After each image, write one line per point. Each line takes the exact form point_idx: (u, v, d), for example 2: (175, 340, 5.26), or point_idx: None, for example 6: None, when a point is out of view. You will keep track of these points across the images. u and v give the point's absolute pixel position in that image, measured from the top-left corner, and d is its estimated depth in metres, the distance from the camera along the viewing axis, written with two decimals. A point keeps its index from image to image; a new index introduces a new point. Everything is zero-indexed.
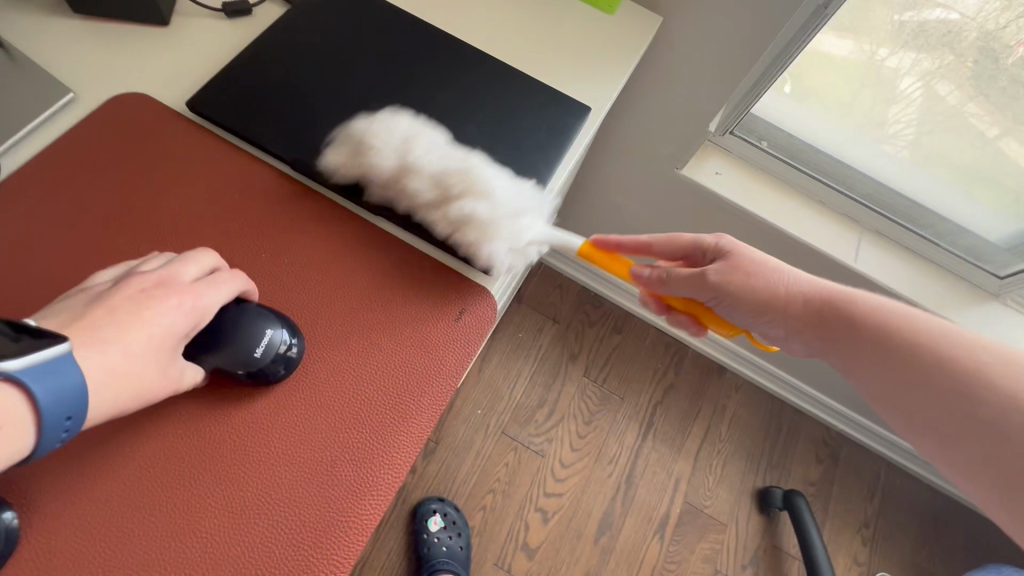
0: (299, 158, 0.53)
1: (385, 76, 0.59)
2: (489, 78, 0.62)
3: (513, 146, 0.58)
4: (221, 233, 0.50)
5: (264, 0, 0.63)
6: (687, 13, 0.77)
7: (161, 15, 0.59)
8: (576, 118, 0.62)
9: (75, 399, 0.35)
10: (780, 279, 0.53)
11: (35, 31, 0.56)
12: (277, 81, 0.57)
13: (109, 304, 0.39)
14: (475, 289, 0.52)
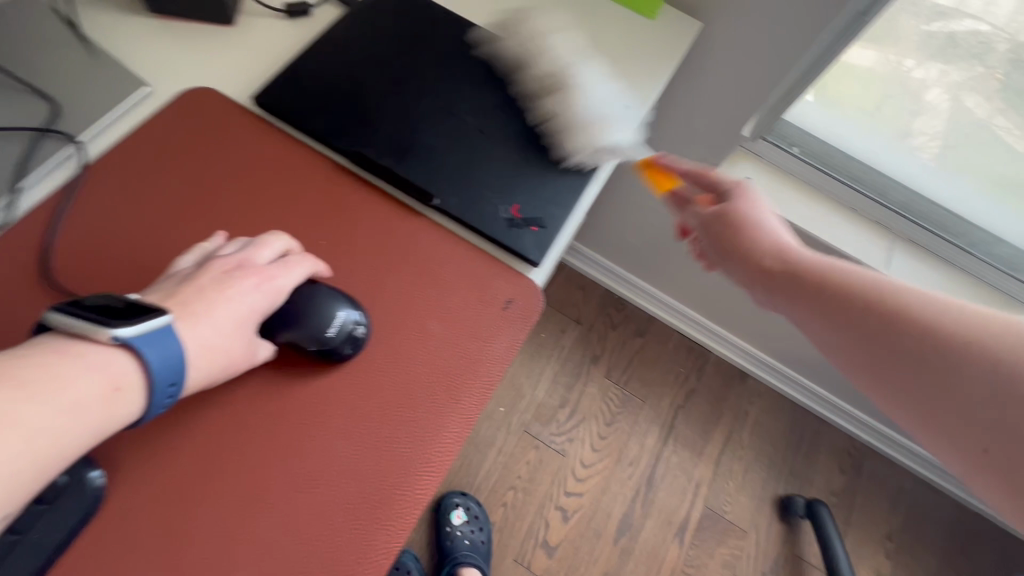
0: (357, 151, 0.56)
1: (437, 75, 0.62)
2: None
3: (558, 143, 0.60)
4: (285, 221, 0.53)
5: (322, 2, 0.66)
6: (726, 18, 0.78)
7: (227, 15, 0.62)
8: (619, 118, 0.64)
9: (175, 366, 0.39)
10: (742, 234, 0.51)
11: (113, 28, 0.60)
12: (336, 78, 0.60)
13: (199, 285, 0.43)
14: (522, 280, 0.54)
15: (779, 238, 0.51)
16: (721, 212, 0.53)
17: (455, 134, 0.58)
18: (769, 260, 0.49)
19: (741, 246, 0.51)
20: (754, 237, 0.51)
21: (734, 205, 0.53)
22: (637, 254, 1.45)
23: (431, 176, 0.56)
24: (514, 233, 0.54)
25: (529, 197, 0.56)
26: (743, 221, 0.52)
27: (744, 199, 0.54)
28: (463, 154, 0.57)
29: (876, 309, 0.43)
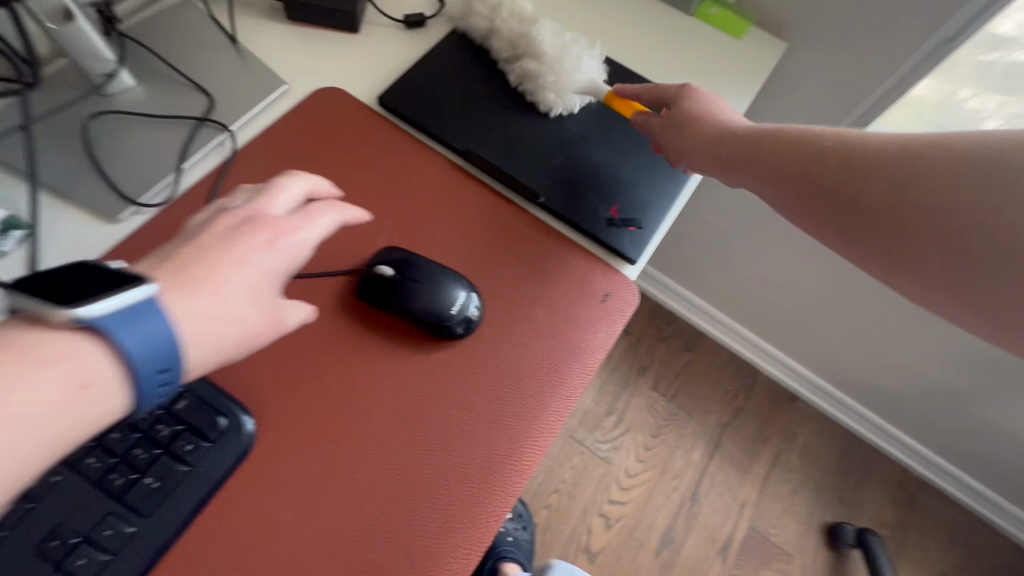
0: (471, 151, 0.61)
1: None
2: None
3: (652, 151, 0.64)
4: (406, 210, 0.58)
5: (436, 15, 0.73)
6: (811, 39, 0.81)
7: (352, 24, 0.68)
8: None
9: (166, 351, 0.33)
10: (682, 132, 0.57)
11: (257, 33, 0.67)
12: (450, 84, 0.65)
13: (210, 253, 0.41)
14: (619, 276, 0.57)
15: (723, 121, 0.57)
16: (669, 119, 0.59)
17: (558, 139, 0.63)
18: (717, 141, 0.55)
19: (685, 137, 0.57)
20: (703, 126, 0.56)
21: (680, 106, 0.59)
22: (691, 267, 1.46)
23: (537, 176, 0.60)
24: (613, 231, 0.58)
25: (627, 199, 0.60)
26: (694, 117, 0.57)
27: (688, 98, 0.59)
28: (566, 157, 0.62)
29: (820, 158, 0.48)
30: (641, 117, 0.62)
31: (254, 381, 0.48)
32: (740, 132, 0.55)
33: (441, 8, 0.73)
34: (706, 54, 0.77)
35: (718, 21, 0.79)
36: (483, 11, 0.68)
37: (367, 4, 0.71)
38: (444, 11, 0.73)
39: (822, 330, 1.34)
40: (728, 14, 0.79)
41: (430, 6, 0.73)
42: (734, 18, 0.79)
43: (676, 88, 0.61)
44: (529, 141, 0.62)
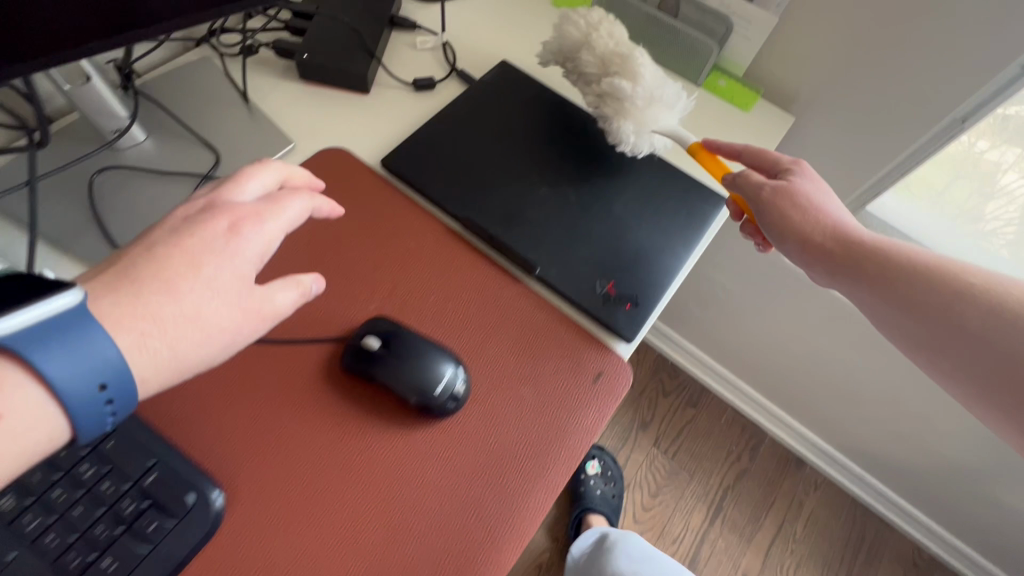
0: (469, 219, 0.61)
1: (545, 153, 0.67)
2: (635, 161, 0.68)
3: (653, 227, 0.63)
4: (400, 276, 0.57)
5: (446, 78, 0.74)
6: (819, 114, 0.81)
7: (361, 85, 0.70)
8: (714, 205, 0.66)
9: (105, 369, 0.32)
10: (795, 208, 0.56)
11: (270, 91, 0.68)
12: (454, 149, 0.66)
13: (158, 250, 0.38)
14: (612, 355, 0.56)
15: (837, 215, 0.56)
16: (783, 188, 0.57)
17: (558, 210, 0.63)
18: (833, 227, 0.55)
19: (794, 214, 0.56)
20: (818, 211, 0.56)
21: (793, 181, 0.58)
22: (697, 322, 1.44)
23: (534, 247, 0.60)
24: (608, 308, 0.57)
25: (624, 275, 0.59)
26: (811, 198, 0.56)
27: (802, 179, 0.58)
28: (566, 229, 0.61)
29: (947, 282, 0.49)
30: (737, 176, 0.60)
31: (229, 453, 0.46)
32: (853, 232, 0.55)
33: (452, 72, 0.74)
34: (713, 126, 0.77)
35: (727, 94, 0.79)
36: (577, 32, 0.66)
37: (379, 66, 0.73)
38: (454, 75, 0.74)
39: (829, 397, 1.30)
40: (739, 88, 0.79)
41: (441, 69, 0.75)
42: (745, 92, 0.79)
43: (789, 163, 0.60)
44: (528, 210, 0.62)
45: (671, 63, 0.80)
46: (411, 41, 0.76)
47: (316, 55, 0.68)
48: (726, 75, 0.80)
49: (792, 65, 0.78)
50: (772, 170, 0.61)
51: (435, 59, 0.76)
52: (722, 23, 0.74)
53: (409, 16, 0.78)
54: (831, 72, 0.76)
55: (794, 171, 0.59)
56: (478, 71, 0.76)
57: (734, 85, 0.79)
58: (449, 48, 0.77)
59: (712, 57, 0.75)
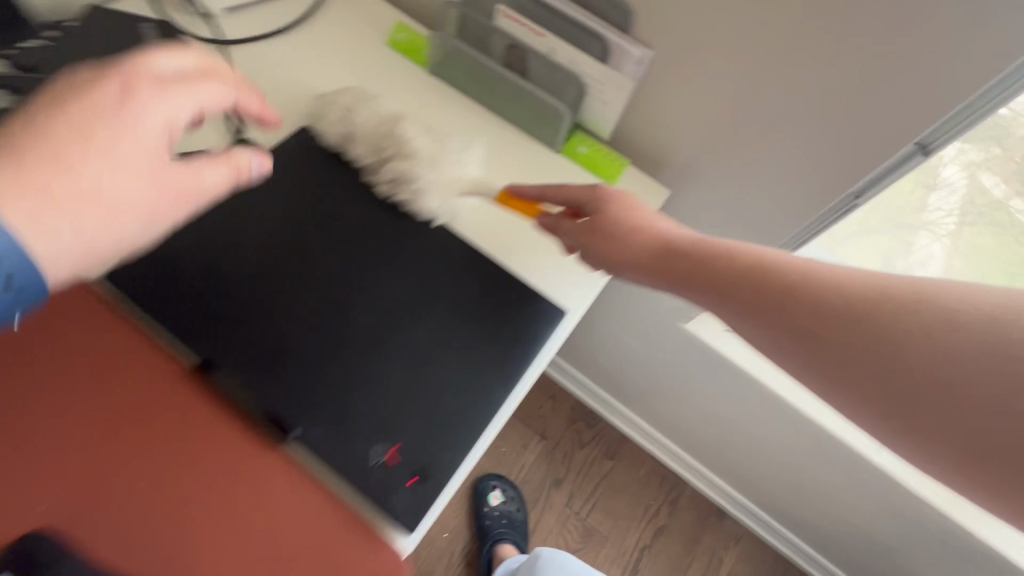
0: (211, 362, 0.46)
1: (332, 257, 0.51)
2: (453, 265, 0.53)
3: (463, 363, 0.49)
4: (85, 449, 0.40)
5: (223, 149, 0.57)
6: (698, 188, 0.68)
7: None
8: (547, 326, 0.52)
9: (14, 259, 0.31)
10: (611, 245, 0.49)
11: None
12: (209, 256, 0.50)
13: (53, 110, 0.35)
14: (386, 554, 0.42)
15: (657, 231, 0.48)
16: (593, 226, 0.50)
17: (337, 343, 0.48)
18: (654, 245, 0.47)
19: (611, 251, 0.49)
20: (636, 242, 0.48)
21: (601, 214, 0.50)
22: (608, 374, 1.32)
23: (294, 403, 0.45)
24: (384, 490, 0.44)
25: (414, 436, 0.46)
26: (625, 227, 0.49)
27: (613, 205, 0.50)
28: (342, 374, 0.47)
29: (776, 287, 0.40)
30: (550, 219, 0.54)
31: None
32: (680, 243, 0.47)
33: (233, 140, 0.58)
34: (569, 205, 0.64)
35: (589, 165, 0.66)
36: (333, 122, 0.56)
37: None
38: (236, 144, 0.58)
39: (741, 456, 1.22)
40: (604, 157, 0.66)
41: (218, 135, 0.58)
42: (611, 161, 0.66)
43: (593, 191, 0.52)
44: (297, 346, 0.48)
45: (523, 125, 0.66)
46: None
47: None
48: (588, 142, 0.67)
49: (663, 131, 0.65)
50: (575, 205, 0.53)
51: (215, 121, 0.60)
52: (572, 84, 0.60)
53: None
54: (705, 143, 0.63)
55: (600, 201, 0.51)
56: (272, 138, 0.60)
57: (597, 154, 0.66)
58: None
59: (564, 123, 0.62)
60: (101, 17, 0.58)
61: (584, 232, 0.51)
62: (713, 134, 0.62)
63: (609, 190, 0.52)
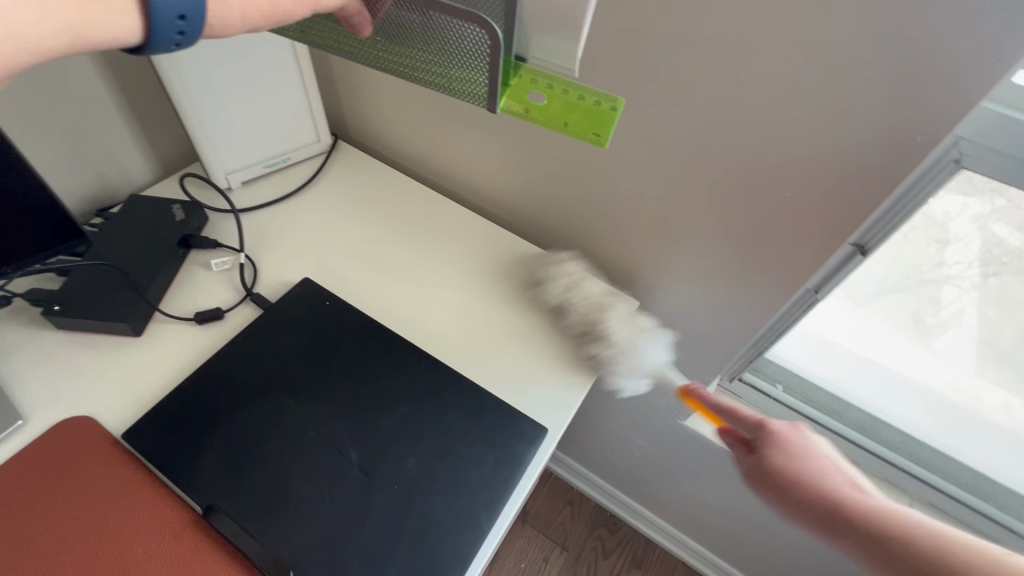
0: (215, 511, 0.49)
1: (318, 397, 0.57)
2: (441, 393, 0.58)
3: (450, 494, 0.52)
4: None
5: (237, 303, 0.66)
6: (668, 283, 0.73)
7: (132, 329, 0.60)
8: (527, 451, 0.55)
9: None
10: (777, 497, 0.47)
11: (21, 346, 0.59)
12: (224, 418, 0.54)
13: None
14: None
15: (831, 484, 0.46)
16: (756, 467, 0.49)
17: (328, 477, 0.52)
18: (817, 509, 0.45)
19: (770, 501, 0.47)
20: (782, 500, 0.46)
21: (763, 458, 0.49)
22: (630, 477, 1.22)
23: (293, 545, 0.48)
24: None
25: (403, 569, 0.47)
26: (791, 469, 0.47)
27: (802, 456, 0.48)
28: (338, 517, 0.49)
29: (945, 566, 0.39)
30: (725, 443, 0.54)
31: None
32: (857, 517, 0.43)
33: (245, 294, 0.66)
34: (542, 321, 0.68)
35: (569, 117, 0.55)
36: (579, 305, 0.65)
37: (154, 309, 0.63)
38: (248, 297, 0.66)
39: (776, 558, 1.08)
40: (580, 105, 0.56)
41: (236, 292, 0.67)
42: (593, 108, 0.57)
43: (760, 425, 0.51)
44: (298, 489, 0.51)
45: (508, 244, 0.76)
46: (207, 261, 0.69)
47: (72, 303, 0.60)
48: (544, 85, 0.53)
49: (622, 236, 0.72)
50: (745, 437, 0.52)
51: (228, 279, 0.68)
52: (479, 34, 0.43)
53: (211, 234, 0.72)
54: (663, 246, 0.69)
55: (763, 446, 0.49)
56: (282, 291, 0.68)
57: (569, 103, 0.55)
58: (249, 264, 0.69)
59: (496, 73, 0.45)
60: (138, 205, 0.70)
61: (749, 463, 0.50)
62: (652, 224, 0.67)
63: (783, 428, 0.50)
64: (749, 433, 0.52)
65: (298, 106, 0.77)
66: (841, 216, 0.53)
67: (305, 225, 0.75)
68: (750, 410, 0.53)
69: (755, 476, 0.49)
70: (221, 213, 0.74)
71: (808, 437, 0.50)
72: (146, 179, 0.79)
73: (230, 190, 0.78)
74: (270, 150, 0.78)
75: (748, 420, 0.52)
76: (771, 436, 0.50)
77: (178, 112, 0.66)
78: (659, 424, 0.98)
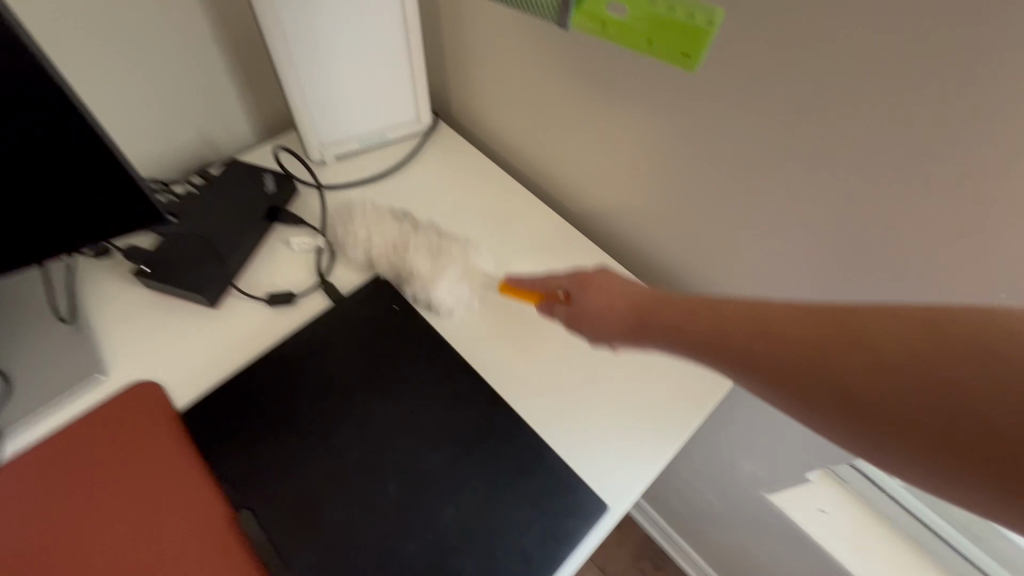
0: (248, 517, 0.47)
1: (366, 412, 0.53)
2: (494, 436, 0.52)
3: (484, 558, 0.46)
4: None
5: (309, 290, 0.63)
6: None
7: (207, 300, 0.60)
8: (579, 527, 0.48)
9: None
10: (593, 321, 0.50)
11: (112, 299, 0.62)
12: (273, 415, 0.53)
13: None
14: None
15: (640, 291, 0.49)
16: (575, 313, 0.52)
17: (361, 507, 0.48)
18: (787, 353, 0.36)
19: (593, 332, 0.51)
20: (604, 327, 0.49)
21: (581, 302, 0.51)
22: (691, 528, 1.11)
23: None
24: None
25: None
26: (604, 310, 0.49)
27: (605, 288, 0.51)
28: (365, 556, 0.46)
29: (889, 360, 0.31)
30: (545, 311, 0.56)
31: None
32: (656, 307, 0.46)
33: (318, 281, 0.64)
34: (624, 373, 0.58)
35: (653, 35, 0.48)
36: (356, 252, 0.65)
37: (231, 283, 0.62)
38: (320, 285, 0.64)
39: None
40: (669, 20, 0.47)
41: (309, 277, 0.64)
42: (686, 23, 0.46)
43: (570, 274, 0.54)
44: (329, 515, 0.48)
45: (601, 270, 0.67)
46: (287, 239, 0.67)
47: (160, 267, 0.61)
48: None
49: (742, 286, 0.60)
50: (564, 292, 0.55)
51: (305, 262, 0.66)
52: None
53: (297, 209, 0.70)
54: None
55: (578, 294, 0.52)
56: (354, 283, 0.65)
57: (656, 16, 0.47)
58: (327, 248, 0.67)
59: None
60: (234, 170, 0.69)
61: (569, 314, 0.53)
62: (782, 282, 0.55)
63: (592, 273, 0.53)
64: (552, 289, 0.56)
65: (403, 85, 0.72)
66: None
67: None
68: (605, 271, 0.52)
69: (584, 321, 0.51)
70: (310, 187, 0.72)
71: (604, 274, 0.52)
72: (250, 142, 0.79)
73: (323, 164, 0.75)
74: (367, 128, 0.74)
75: (563, 280, 0.55)
76: (573, 280, 0.54)
77: (281, 78, 0.64)
78: (737, 490, 0.86)
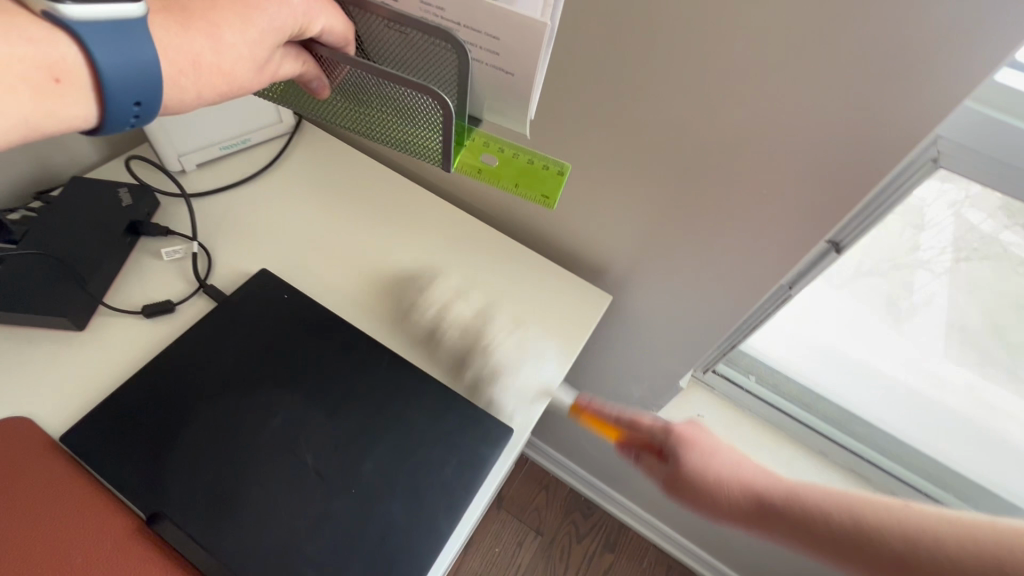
0: (161, 520, 0.46)
1: (268, 395, 0.54)
2: (403, 394, 0.56)
3: (408, 499, 0.50)
4: None
5: (188, 297, 0.62)
6: (639, 280, 0.70)
7: (72, 323, 0.57)
8: (490, 454, 0.54)
9: (145, 83, 0.32)
10: (700, 503, 0.47)
11: None
12: (169, 419, 0.51)
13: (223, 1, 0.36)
14: None
15: (746, 475, 0.47)
16: (672, 481, 0.48)
17: (283, 481, 0.50)
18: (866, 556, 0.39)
19: (693, 507, 0.47)
20: (705, 506, 0.47)
21: (682, 465, 0.48)
22: (604, 464, 1.22)
23: (242, 556, 0.46)
24: None
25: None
26: (704, 481, 0.47)
27: (712, 452, 0.49)
28: (289, 534, 0.47)
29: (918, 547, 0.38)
30: (631, 455, 0.53)
31: None
32: (771, 496, 0.45)
33: (198, 287, 0.62)
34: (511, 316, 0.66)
35: (519, 180, 0.58)
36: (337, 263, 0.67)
37: (98, 301, 0.59)
38: (200, 290, 0.62)
39: (744, 543, 1.10)
40: (531, 171, 0.58)
41: (187, 284, 0.63)
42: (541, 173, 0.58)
43: (667, 428, 0.52)
44: (249, 492, 0.49)
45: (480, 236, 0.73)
46: (156, 251, 0.65)
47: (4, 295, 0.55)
48: (494, 149, 0.57)
49: (596, 231, 0.68)
50: (653, 443, 0.52)
51: (178, 270, 0.64)
52: (428, 102, 0.41)
53: (161, 221, 0.68)
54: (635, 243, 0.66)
55: (677, 453, 0.49)
56: (234, 285, 0.64)
57: (519, 167, 0.58)
58: (201, 253, 0.66)
59: (447, 138, 0.43)
60: (81, 189, 0.65)
61: (661, 476, 0.50)
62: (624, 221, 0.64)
63: (681, 426, 0.51)
64: (633, 443, 0.53)
65: None
66: (820, 222, 0.50)
67: (262, 213, 0.71)
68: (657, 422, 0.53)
69: (671, 492, 0.49)
70: (171, 198, 0.70)
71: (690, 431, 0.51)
72: (92, 160, 0.73)
73: (183, 174, 0.73)
74: (224, 132, 0.73)
75: (653, 429, 0.53)
76: (665, 433, 0.51)
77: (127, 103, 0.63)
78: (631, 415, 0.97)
